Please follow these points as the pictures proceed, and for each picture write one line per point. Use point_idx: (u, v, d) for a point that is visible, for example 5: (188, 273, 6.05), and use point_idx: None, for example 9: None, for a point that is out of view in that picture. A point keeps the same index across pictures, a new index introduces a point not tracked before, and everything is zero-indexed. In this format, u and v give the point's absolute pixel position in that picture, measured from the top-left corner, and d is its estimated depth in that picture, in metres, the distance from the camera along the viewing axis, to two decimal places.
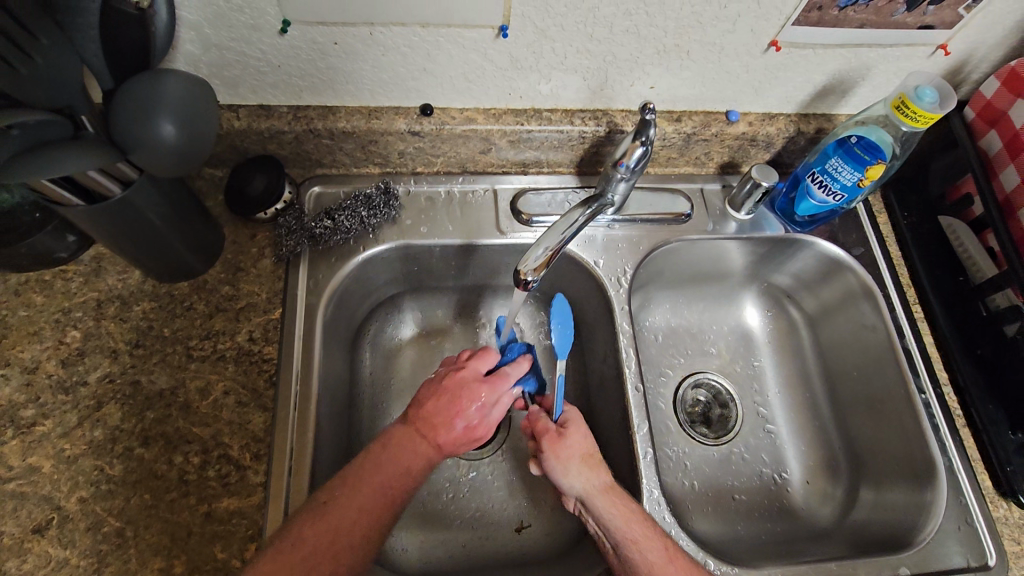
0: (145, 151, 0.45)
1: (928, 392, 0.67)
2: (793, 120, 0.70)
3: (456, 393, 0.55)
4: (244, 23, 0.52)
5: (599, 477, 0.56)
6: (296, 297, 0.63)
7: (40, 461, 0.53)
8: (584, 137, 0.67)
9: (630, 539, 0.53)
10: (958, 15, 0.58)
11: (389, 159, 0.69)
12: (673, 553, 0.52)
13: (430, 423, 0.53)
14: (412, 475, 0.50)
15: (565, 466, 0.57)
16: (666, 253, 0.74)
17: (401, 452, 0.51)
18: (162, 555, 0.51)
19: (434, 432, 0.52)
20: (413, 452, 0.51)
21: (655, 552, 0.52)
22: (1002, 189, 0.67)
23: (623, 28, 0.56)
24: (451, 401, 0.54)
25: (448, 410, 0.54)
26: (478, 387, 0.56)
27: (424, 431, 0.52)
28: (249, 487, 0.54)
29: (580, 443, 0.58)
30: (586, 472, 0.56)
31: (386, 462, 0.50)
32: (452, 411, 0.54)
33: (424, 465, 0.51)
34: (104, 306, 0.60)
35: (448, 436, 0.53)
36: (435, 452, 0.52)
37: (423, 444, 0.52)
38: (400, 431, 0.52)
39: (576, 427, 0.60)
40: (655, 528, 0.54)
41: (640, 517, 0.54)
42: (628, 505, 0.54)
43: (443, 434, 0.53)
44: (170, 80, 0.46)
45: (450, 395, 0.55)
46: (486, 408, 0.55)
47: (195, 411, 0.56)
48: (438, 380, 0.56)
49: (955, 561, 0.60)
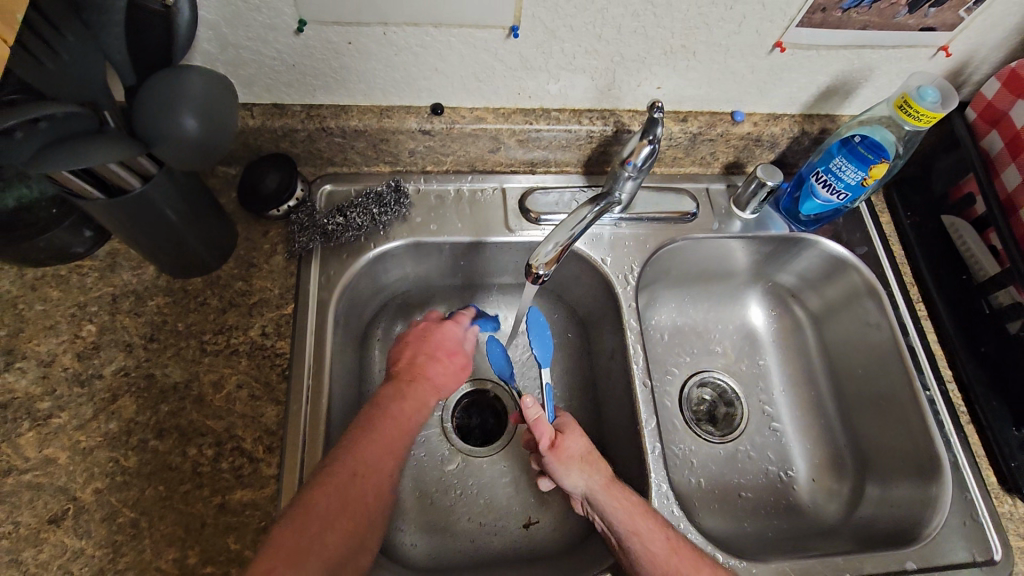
0: (168, 144, 0.46)
1: (932, 389, 0.67)
2: (797, 121, 0.71)
3: (427, 337, 0.61)
4: (261, 22, 0.53)
5: (600, 472, 0.57)
6: (308, 293, 0.63)
7: (56, 453, 0.54)
8: (591, 137, 0.68)
9: (633, 531, 0.53)
10: (959, 16, 0.59)
11: (399, 158, 0.70)
12: (675, 545, 0.53)
13: (415, 366, 0.58)
14: (410, 416, 0.53)
15: (566, 467, 0.58)
16: (672, 251, 0.75)
17: (397, 398, 0.54)
18: (177, 545, 0.51)
19: (423, 372, 0.57)
20: (407, 394, 0.55)
21: (657, 544, 0.52)
22: (1003, 188, 0.68)
23: (631, 29, 0.57)
24: (428, 344, 0.60)
25: (426, 350, 0.60)
26: (444, 327, 0.62)
27: (413, 374, 0.57)
28: (262, 479, 0.55)
29: (577, 445, 0.59)
30: (588, 469, 0.57)
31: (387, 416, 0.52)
32: (432, 349, 0.60)
33: (425, 404, 0.55)
34: (119, 301, 0.61)
35: (437, 371, 0.58)
36: (432, 390, 0.57)
37: (415, 385, 0.56)
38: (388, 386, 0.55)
39: (574, 430, 0.60)
40: (659, 521, 0.54)
41: (644, 511, 0.55)
42: (629, 498, 0.55)
43: (432, 368, 0.58)
44: (191, 75, 0.47)
45: (425, 339, 0.61)
46: (459, 340, 0.63)
47: (208, 404, 0.57)
48: (407, 338, 0.61)
49: (961, 555, 0.60)
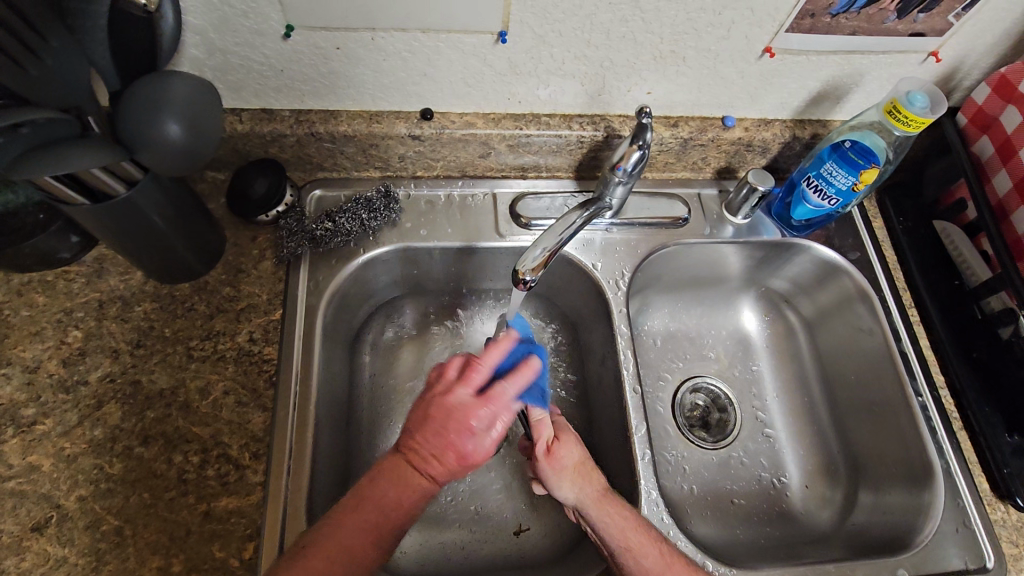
0: (152, 149, 0.46)
1: (925, 395, 0.67)
2: (788, 126, 0.71)
3: (445, 419, 0.49)
4: (248, 28, 0.53)
5: (592, 485, 0.56)
6: (297, 298, 0.63)
7: (40, 460, 0.53)
8: (582, 142, 0.68)
9: (626, 546, 0.53)
10: (949, 22, 0.59)
11: (389, 163, 0.70)
12: (669, 558, 0.52)
13: (420, 454, 0.48)
14: (406, 508, 0.47)
15: (558, 478, 0.57)
16: (663, 257, 0.75)
17: (391, 486, 0.47)
18: (161, 554, 0.51)
19: (422, 464, 0.48)
20: (406, 485, 0.47)
21: (651, 559, 0.52)
22: (994, 194, 0.68)
23: (620, 34, 0.57)
24: (442, 430, 0.48)
25: (438, 438, 0.48)
26: (471, 410, 0.49)
27: (417, 463, 0.48)
28: (248, 486, 0.54)
29: (570, 455, 0.58)
30: (579, 482, 0.56)
31: (388, 500, 0.47)
32: (441, 441, 0.48)
33: (422, 497, 0.48)
34: (105, 306, 0.60)
35: (441, 467, 0.48)
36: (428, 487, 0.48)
37: (416, 478, 0.48)
38: (392, 460, 0.48)
39: (567, 440, 0.59)
40: (652, 534, 0.54)
41: (636, 524, 0.54)
42: (621, 513, 0.54)
43: (436, 466, 0.48)
44: (176, 80, 0.46)
45: (437, 423, 0.49)
46: (478, 433, 0.49)
47: (194, 410, 0.57)
48: (424, 406, 0.50)
49: (954, 563, 0.60)
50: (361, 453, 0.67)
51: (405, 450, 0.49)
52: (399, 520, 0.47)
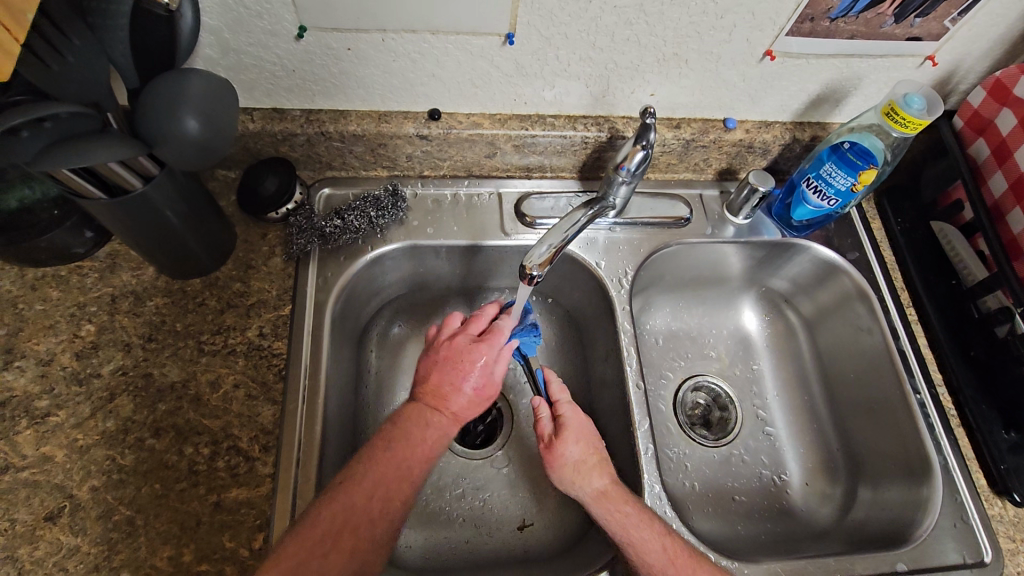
0: (169, 144, 0.47)
1: (923, 392, 0.68)
2: (788, 128, 0.72)
3: (455, 356, 0.56)
4: (262, 28, 0.54)
5: (592, 484, 0.57)
6: (306, 295, 0.64)
7: (54, 451, 0.54)
8: (586, 143, 0.70)
9: (628, 541, 0.53)
10: (945, 26, 0.60)
11: (397, 163, 0.71)
12: (673, 554, 0.53)
13: (439, 394, 0.54)
14: (430, 448, 0.52)
15: (561, 476, 0.58)
16: (666, 256, 0.76)
17: (415, 426, 0.52)
18: (172, 544, 0.51)
19: (444, 402, 0.54)
20: (427, 427, 0.52)
21: (655, 554, 0.53)
22: (990, 195, 0.70)
23: (625, 37, 0.58)
24: (456, 368, 0.55)
25: (450, 372, 0.55)
26: (475, 347, 0.56)
27: (437, 404, 0.54)
28: (258, 478, 0.55)
29: (572, 451, 0.59)
30: (580, 479, 0.57)
31: (414, 441, 0.51)
32: (457, 376, 0.55)
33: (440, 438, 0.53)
34: (118, 301, 0.61)
35: (458, 403, 0.54)
36: (450, 421, 0.54)
37: (436, 416, 0.53)
38: (412, 407, 0.53)
39: (569, 435, 0.60)
40: (655, 528, 0.54)
41: (638, 520, 0.54)
42: (622, 509, 0.55)
43: (453, 402, 0.54)
44: (194, 78, 0.48)
45: (451, 361, 0.55)
46: (491, 364, 0.56)
47: (205, 403, 0.58)
48: (435, 350, 0.57)
49: (950, 557, 0.61)
50: None
51: (426, 396, 0.54)
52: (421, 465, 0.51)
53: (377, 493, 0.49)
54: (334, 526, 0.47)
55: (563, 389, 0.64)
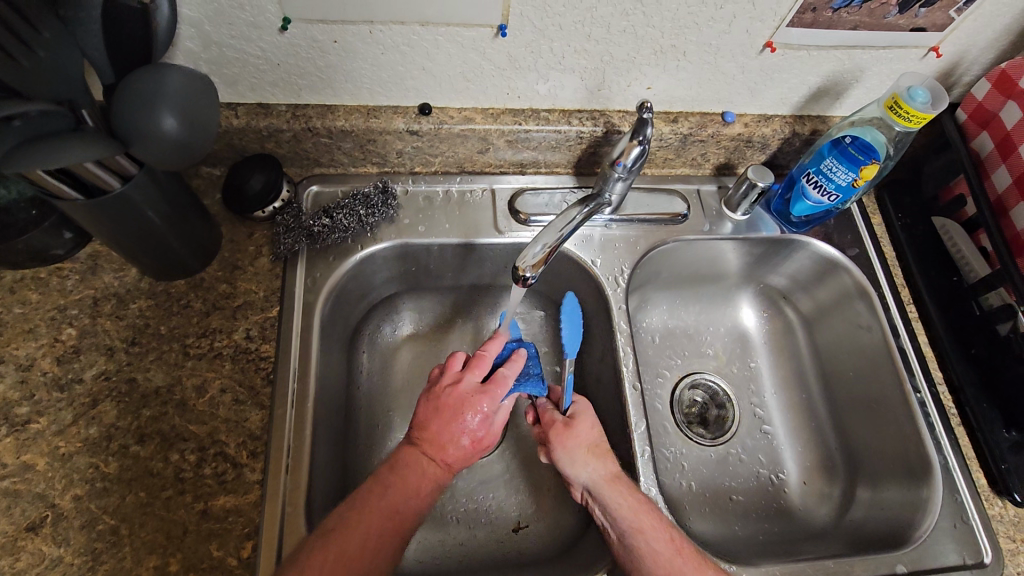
0: (145, 141, 0.45)
1: (923, 391, 0.67)
2: (788, 122, 0.70)
3: (456, 409, 0.55)
4: (244, 20, 0.52)
5: (605, 467, 0.57)
6: (294, 296, 0.63)
7: (35, 459, 0.53)
8: (581, 138, 0.68)
9: (636, 528, 0.53)
10: (950, 17, 0.58)
11: (387, 159, 0.69)
12: (679, 545, 0.52)
13: (437, 443, 0.53)
14: (425, 496, 0.51)
15: (571, 457, 0.59)
16: (663, 253, 0.74)
17: (411, 474, 0.51)
18: (158, 553, 0.50)
19: (441, 451, 0.53)
20: (423, 475, 0.52)
21: (660, 543, 0.52)
22: (993, 190, 0.68)
23: (621, 28, 0.56)
24: (453, 421, 0.54)
25: (452, 425, 0.54)
26: (478, 398, 0.55)
27: (431, 452, 0.53)
28: (245, 485, 0.54)
29: (588, 433, 0.61)
30: (592, 462, 0.58)
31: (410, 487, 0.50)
32: (453, 427, 0.54)
33: (433, 485, 0.52)
34: (100, 304, 0.60)
35: (455, 453, 0.54)
36: (444, 470, 0.53)
37: (432, 466, 0.53)
38: (408, 454, 0.53)
39: (583, 419, 0.61)
40: (663, 519, 0.54)
41: (648, 508, 0.54)
42: (634, 495, 0.55)
43: (452, 452, 0.53)
44: (171, 73, 0.46)
45: (450, 411, 0.55)
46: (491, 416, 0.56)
47: (191, 408, 0.56)
48: (435, 397, 0.56)
49: (951, 558, 0.60)
50: (359, 451, 0.67)
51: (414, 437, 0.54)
52: (418, 509, 0.50)
53: (379, 523, 0.47)
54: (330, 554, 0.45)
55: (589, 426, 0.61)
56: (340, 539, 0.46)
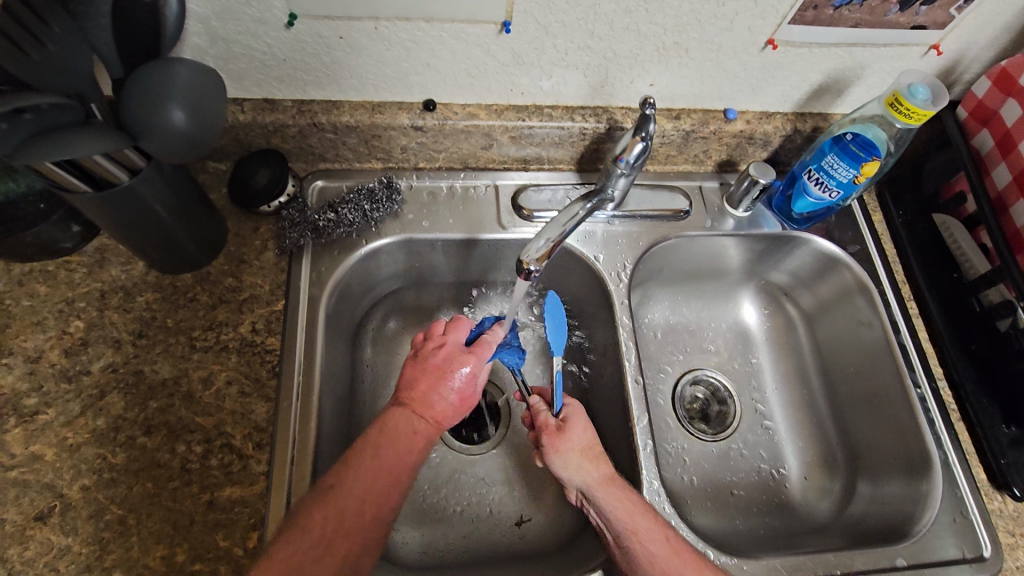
0: (155, 136, 0.45)
1: (923, 386, 0.67)
2: (790, 119, 0.71)
3: (441, 368, 0.53)
4: (251, 16, 0.53)
5: (599, 470, 0.57)
6: (299, 290, 0.63)
7: (43, 449, 0.53)
8: (584, 134, 0.68)
9: (632, 530, 0.53)
10: (950, 15, 0.59)
11: (392, 154, 0.70)
12: (675, 545, 0.53)
13: (424, 401, 0.52)
14: (419, 451, 0.50)
15: (564, 460, 0.58)
16: (665, 249, 0.75)
17: (400, 432, 0.50)
18: (164, 543, 0.51)
19: (430, 409, 0.51)
20: (415, 433, 0.50)
21: (656, 544, 0.52)
22: (994, 187, 0.69)
23: (624, 25, 0.57)
24: (440, 380, 0.53)
25: (438, 384, 0.52)
26: (463, 356, 0.54)
27: (420, 410, 0.51)
28: (252, 476, 0.54)
29: (580, 435, 0.59)
30: (584, 465, 0.57)
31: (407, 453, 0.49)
32: (441, 385, 0.52)
33: (425, 444, 0.51)
34: (107, 297, 0.60)
35: (442, 410, 0.52)
36: (434, 428, 0.52)
37: (421, 424, 0.51)
38: (397, 413, 0.51)
39: (576, 422, 0.60)
40: (658, 520, 0.54)
41: (643, 510, 0.54)
42: (629, 497, 0.55)
43: (440, 410, 0.52)
44: (178, 68, 0.46)
45: (435, 371, 0.53)
46: (476, 376, 0.54)
47: (197, 401, 0.57)
48: (420, 358, 0.54)
49: (950, 552, 0.60)
50: None
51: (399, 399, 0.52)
52: (412, 466, 0.49)
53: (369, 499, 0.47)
54: (329, 520, 0.45)
55: (584, 429, 0.60)
56: (337, 513, 0.45)
